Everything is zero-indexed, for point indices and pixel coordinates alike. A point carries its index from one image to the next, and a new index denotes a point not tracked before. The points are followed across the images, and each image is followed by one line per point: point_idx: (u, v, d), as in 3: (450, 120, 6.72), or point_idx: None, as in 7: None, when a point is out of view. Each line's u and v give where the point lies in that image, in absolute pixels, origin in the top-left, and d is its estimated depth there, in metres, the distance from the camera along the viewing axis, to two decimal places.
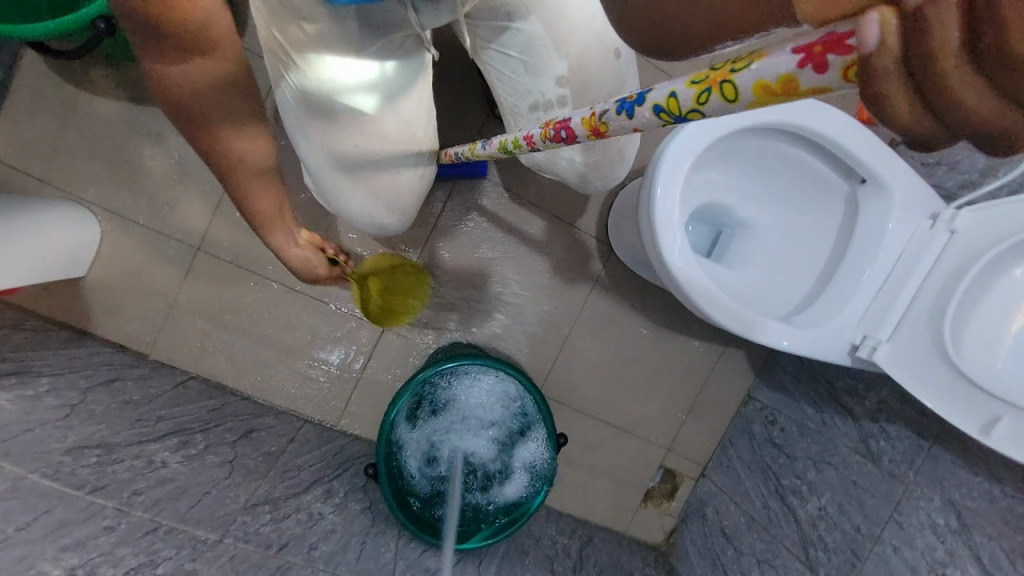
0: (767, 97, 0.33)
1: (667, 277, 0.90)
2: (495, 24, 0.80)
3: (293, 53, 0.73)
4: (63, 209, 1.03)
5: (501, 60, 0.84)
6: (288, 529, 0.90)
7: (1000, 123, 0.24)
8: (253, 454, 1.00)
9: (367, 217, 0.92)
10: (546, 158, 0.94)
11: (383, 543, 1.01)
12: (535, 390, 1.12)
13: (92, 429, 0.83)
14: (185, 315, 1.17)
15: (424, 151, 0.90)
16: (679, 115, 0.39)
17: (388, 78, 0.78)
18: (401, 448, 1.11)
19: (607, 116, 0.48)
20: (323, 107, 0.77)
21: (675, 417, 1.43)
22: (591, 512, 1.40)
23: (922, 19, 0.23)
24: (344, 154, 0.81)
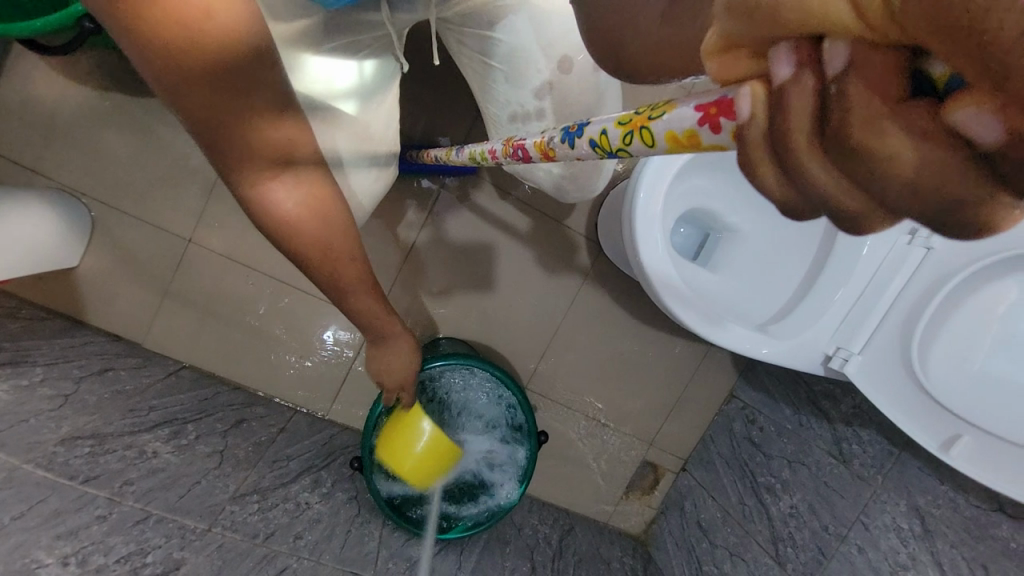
0: (676, 146, 0.35)
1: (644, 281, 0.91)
2: (479, 33, 0.82)
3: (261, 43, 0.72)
4: (52, 198, 1.05)
5: (484, 69, 0.85)
6: (275, 519, 0.93)
7: (851, 204, 0.24)
8: (243, 445, 1.03)
9: None
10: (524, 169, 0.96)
11: (367, 532, 1.05)
12: (519, 390, 1.15)
13: (85, 419, 0.85)
14: (177, 306, 1.19)
15: (384, 155, 0.86)
16: (610, 151, 0.42)
17: (365, 81, 0.80)
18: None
19: (552, 145, 0.51)
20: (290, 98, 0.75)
21: (659, 412, 1.46)
22: (575, 502, 1.44)
23: (785, 96, 0.23)
24: None
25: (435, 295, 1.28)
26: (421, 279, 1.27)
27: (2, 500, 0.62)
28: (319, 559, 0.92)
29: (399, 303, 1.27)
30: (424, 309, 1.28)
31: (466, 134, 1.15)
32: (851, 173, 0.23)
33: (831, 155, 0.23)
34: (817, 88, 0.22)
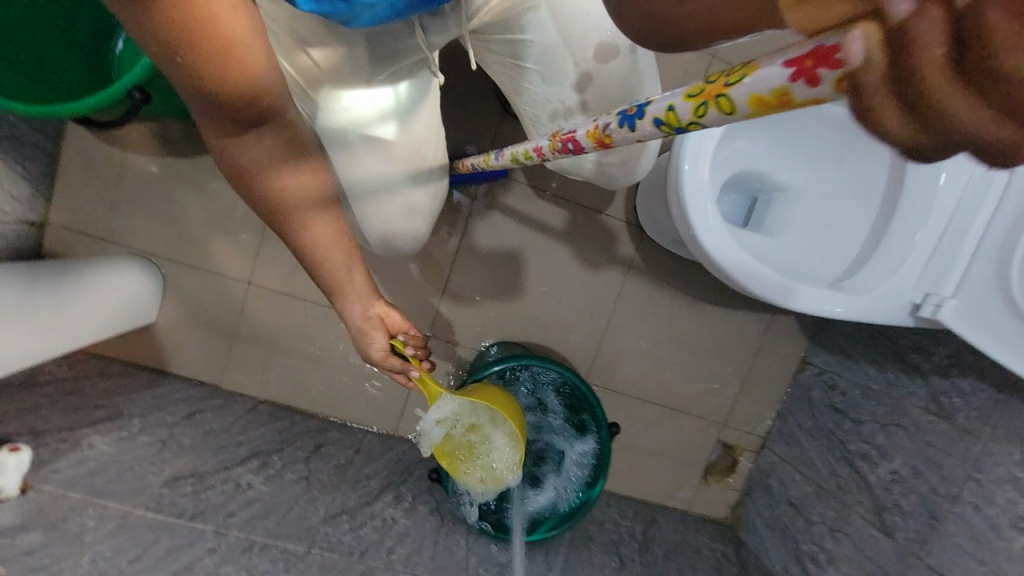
0: (762, 108, 0.34)
1: (698, 251, 0.88)
2: (508, 37, 0.81)
3: (308, 87, 0.76)
4: (128, 262, 1.13)
5: (517, 72, 0.85)
6: (366, 536, 0.96)
7: (996, 134, 0.23)
8: (325, 468, 1.06)
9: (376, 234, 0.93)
10: (572, 164, 0.96)
11: (455, 541, 1.05)
12: (582, 385, 1.13)
13: (183, 460, 0.91)
14: (246, 345, 1.25)
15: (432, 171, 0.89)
16: (679, 127, 0.40)
17: (402, 102, 0.81)
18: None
19: (609, 129, 0.49)
20: (337, 134, 0.80)
21: (728, 390, 1.40)
22: (653, 492, 1.41)
23: (909, 32, 0.22)
24: (358, 177, 0.84)
25: (483, 302, 1.29)
26: (469, 287, 1.28)
27: (118, 548, 0.73)
28: (413, 570, 0.93)
29: (451, 314, 1.29)
30: (475, 316, 1.29)
31: (494, 138, 1.16)
32: (994, 101, 0.22)
33: (974, 87, 0.22)
34: (944, 19, 0.21)
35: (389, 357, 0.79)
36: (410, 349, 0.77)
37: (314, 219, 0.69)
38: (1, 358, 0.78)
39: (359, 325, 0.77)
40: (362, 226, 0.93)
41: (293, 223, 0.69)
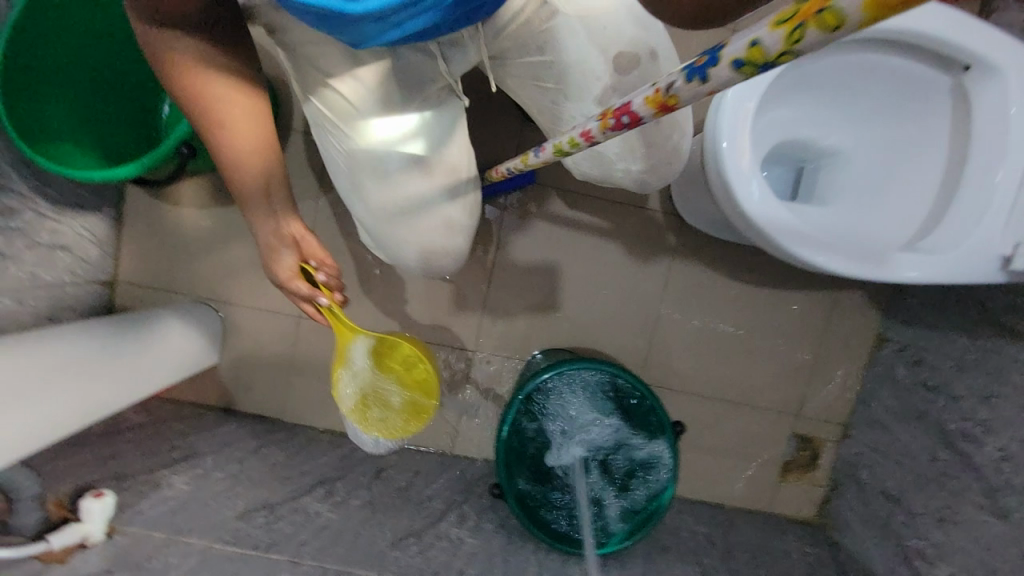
0: (885, 10, 0.29)
1: (745, 223, 0.83)
2: (527, 61, 0.80)
3: (340, 122, 0.76)
4: (188, 308, 1.20)
5: (539, 93, 0.83)
6: (435, 557, 0.92)
7: None
8: (388, 492, 1.06)
9: (417, 260, 0.89)
10: (599, 171, 0.93)
11: (523, 559, 0.97)
12: (641, 384, 1.06)
13: (256, 491, 0.96)
14: (302, 377, 1.29)
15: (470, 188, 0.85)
16: (767, 63, 0.35)
17: (431, 123, 0.79)
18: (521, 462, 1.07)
19: (674, 89, 0.43)
20: (376, 163, 0.78)
21: (798, 378, 1.30)
22: (727, 495, 1.32)
23: None
24: (393, 202, 0.81)
25: (526, 310, 1.27)
26: (511, 298, 1.27)
27: None
28: None
29: (495, 327, 1.27)
30: (520, 326, 1.27)
31: (519, 146, 1.16)
32: None
33: None
34: None
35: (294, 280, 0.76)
36: (322, 276, 0.76)
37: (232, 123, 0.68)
38: (86, 405, 0.84)
39: (267, 240, 0.75)
40: (401, 253, 0.88)
41: (208, 121, 0.67)
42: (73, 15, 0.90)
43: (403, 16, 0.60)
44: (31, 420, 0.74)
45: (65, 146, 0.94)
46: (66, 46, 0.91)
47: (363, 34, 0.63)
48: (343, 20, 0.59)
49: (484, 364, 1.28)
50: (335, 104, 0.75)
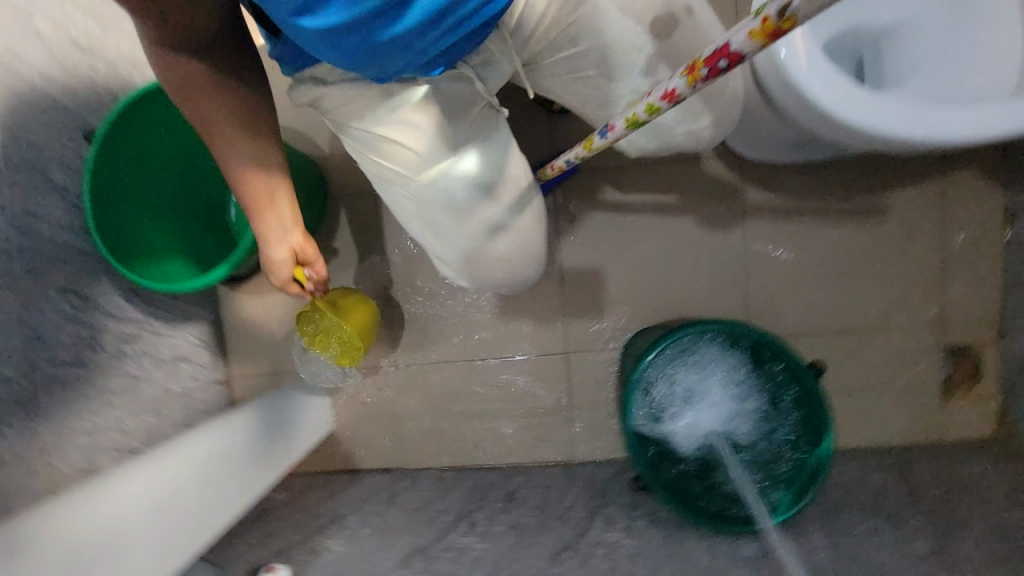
0: None
1: (824, 123, 0.76)
2: (561, 56, 0.76)
3: (403, 168, 0.77)
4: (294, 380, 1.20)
5: (580, 84, 0.79)
6: (597, 565, 0.91)
7: None
8: (528, 511, 1.05)
9: (501, 275, 0.89)
10: (657, 141, 0.89)
11: (690, 548, 0.90)
12: (758, 333, 0.93)
13: (404, 538, 1.00)
14: (408, 421, 1.27)
15: (533, 193, 0.85)
16: None
17: (484, 142, 0.78)
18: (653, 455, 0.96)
19: (791, 10, 0.42)
20: (443, 196, 0.78)
21: (923, 286, 1.16)
22: (885, 434, 1.17)
23: None
24: (469, 227, 0.81)
25: (608, 296, 1.21)
26: (589, 288, 1.22)
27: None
28: None
29: (582, 321, 1.22)
30: (607, 314, 1.22)
31: (553, 143, 1.15)
32: None
33: None
34: None
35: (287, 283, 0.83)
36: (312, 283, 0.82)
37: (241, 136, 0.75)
38: (239, 489, 0.90)
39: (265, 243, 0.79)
40: (488, 274, 0.88)
41: (219, 135, 0.74)
42: (146, 148, 1.01)
43: (426, 39, 0.61)
44: (174, 491, 0.81)
45: (165, 265, 1.04)
46: (147, 176, 1.02)
47: (389, 67, 0.65)
48: (372, 53, 0.61)
49: (580, 363, 1.23)
50: (393, 153, 0.76)
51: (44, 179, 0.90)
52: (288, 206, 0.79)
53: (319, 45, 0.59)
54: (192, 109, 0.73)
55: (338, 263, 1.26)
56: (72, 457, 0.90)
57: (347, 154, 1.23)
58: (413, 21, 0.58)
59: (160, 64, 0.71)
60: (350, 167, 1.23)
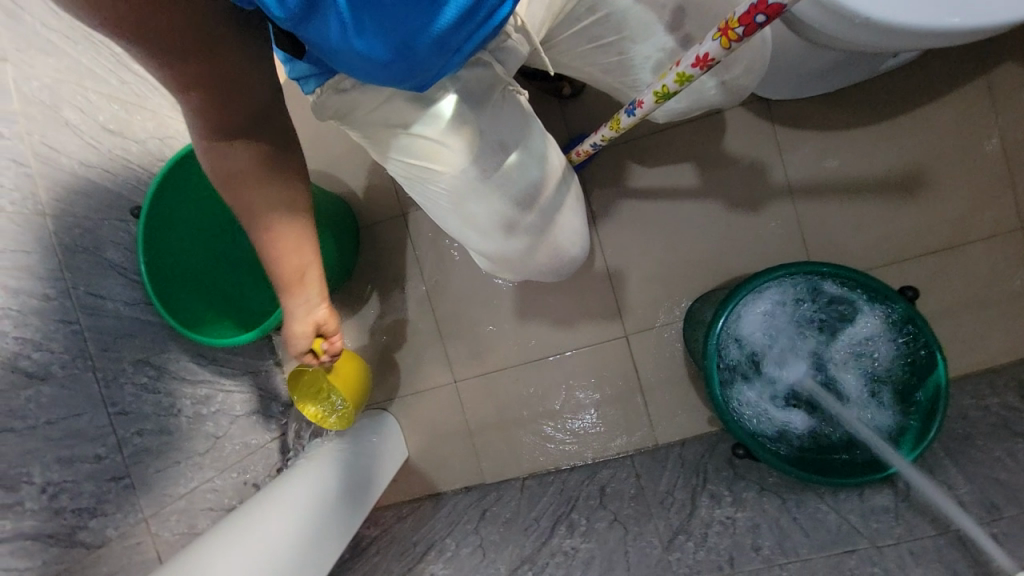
0: None
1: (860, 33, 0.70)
2: (578, 28, 0.74)
3: (427, 163, 0.74)
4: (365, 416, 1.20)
5: (599, 53, 0.77)
6: (719, 544, 0.82)
7: None
8: (625, 503, 1.00)
9: (548, 258, 0.86)
10: (687, 100, 0.86)
11: (814, 509, 0.84)
12: (836, 270, 0.85)
13: (508, 550, 0.96)
14: (481, 436, 1.25)
15: (562, 172, 0.81)
16: None
17: (507, 125, 0.74)
18: (752, 422, 0.91)
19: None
20: (477, 187, 0.75)
21: (995, 190, 1.08)
22: (987, 353, 1.09)
23: None
24: (507, 216, 0.78)
25: (657, 269, 1.17)
26: (636, 265, 1.18)
27: None
28: (802, 554, 0.75)
29: (635, 300, 1.18)
30: (659, 287, 1.18)
31: (569, 127, 1.13)
32: None
33: None
34: None
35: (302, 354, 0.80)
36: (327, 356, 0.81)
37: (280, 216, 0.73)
38: (326, 541, 0.88)
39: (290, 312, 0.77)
40: (537, 263, 0.86)
41: (255, 216, 0.71)
42: (185, 211, 1.03)
43: (464, 34, 0.60)
44: (271, 546, 0.79)
45: (221, 324, 1.07)
46: (191, 238, 1.05)
47: (433, 73, 0.64)
48: (417, 65, 0.61)
49: (642, 343, 1.19)
50: (423, 156, 0.74)
51: (102, 260, 0.93)
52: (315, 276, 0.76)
53: (365, 68, 0.60)
54: (233, 198, 0.71)
55: (381, 291, 1.26)
56: (172, 524, 0.91)
57: (369, 182, 1.24)
58: (449, 19, 0.57)
59: (209, 157, 0.70)
60: (374, 195, 1.24)
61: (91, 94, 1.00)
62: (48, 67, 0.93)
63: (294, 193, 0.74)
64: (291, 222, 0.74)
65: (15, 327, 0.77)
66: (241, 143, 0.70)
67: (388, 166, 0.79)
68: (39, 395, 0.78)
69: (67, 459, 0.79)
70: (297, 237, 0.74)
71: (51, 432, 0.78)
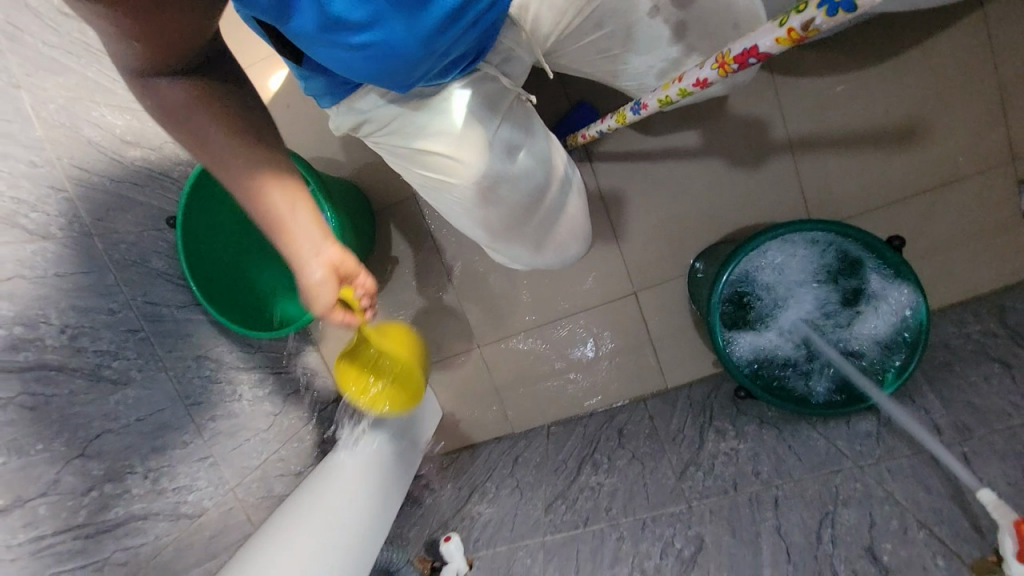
0: None
1: None
2: (587, 40, 0.77)
3: (441, 177, 0.77)
4: None
5: (608, 62, 0.81)
6: (724, 471, 0.95)
7: None
8: (641, 441, 1.13)
9: (560, 251, 0.90)
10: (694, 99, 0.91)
11: (807, 436, 0.96)
12: (828, 225, 0.92)
13: (542, 489, 1.11)
14: (507, 392, 1.37)
15: (568, 170, 0.85)
16: None
17: (516, 132, 0.77)
18: (748, 359, 1.03)
19: (816, 26, 0.42)
20: (491, 197, 0.78)
21: (988, 126, 1.10)
22: (974, 283, 1.16)
23: None
24: (520, 218, 0.81)
25: (660, 228, 1.23)
26: (642, 226, 1.24)
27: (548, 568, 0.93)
28: (795, 477, 0.88)
29: (641, 259, 1.26)
30: (664, 245, 1.24)
31: (568, 97, 1.14)
32: None
33: None
34: None
35: (335, 311, 0.73)
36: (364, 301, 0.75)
37: (244, 148, 0.70)
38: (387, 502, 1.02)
39: (304, 273, 0.71)
40: (549, 256, 0.91)
41: (212, 146, 0.70)
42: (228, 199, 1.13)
43: (448, 37, 0.62)
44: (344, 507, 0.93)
45: (272, 300, 1.19)
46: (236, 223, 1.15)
47: (420, 74, 0.66)
48: (404, 64, 0.62)
49: (650, 298, 1.27)
50: (432, 162, 0.76)
51: (149, 270, 1.01)
52: (314, 220, 0.72)
53: (341, 55, 0.60)
54: (182, 130, 0.69)
55: (400, 269, 1.33)
56: (254, 490, 1.06)
57: (378, 166, 1.28)
58: (433, 20, 0.59)
59: (147, 97, 0.68)
60: (384, 178, 1.28)
61: (103, 108, 1.03)
62: (59, 87, 0.96)
63: (240, 119, 0.71)
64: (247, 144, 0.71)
65: (91, 342, 0.87)
66: (174, 75, 0.68)
67: (402, 173, 0.81)
68: (125, 397, 0.89)
69: (159, 448, 0.92)
70: (259, 163, 0.71)
71: (142, 427, 0.90)
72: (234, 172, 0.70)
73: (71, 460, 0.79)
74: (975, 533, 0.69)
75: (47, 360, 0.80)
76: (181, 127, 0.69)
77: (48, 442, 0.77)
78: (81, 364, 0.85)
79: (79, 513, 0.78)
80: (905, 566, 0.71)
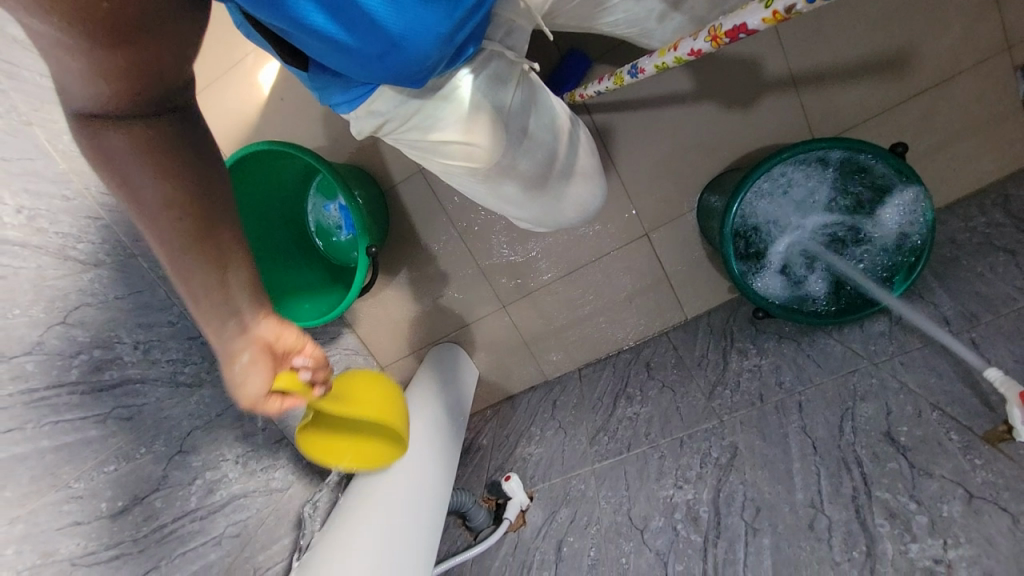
0: None
1: None
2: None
3: (461, 163, 0.81)
4: (445, 345, 1.43)
5: (605, 15, 0.83)
6: (749, 386, 1.04)
7: None
8: (669, 371, 1.22)
9: (577, 209, 0.95)
10: None
11: (823, 344, 1.03)
12: (832, 142, 0.95)
13: (583, 425, 1.21)
14: (537, 344, 1.46)
15: (574, 130, 0.88)
16: None
17: (524, 104, 0.80)
18: (770, 291, 1.08)
19: (798, 9, 0.51)
20: (509, 172, 0.82)
21: (991, 12, 1.07)
22: (979, 176, 1.18)
23: None
24: (538, 185, 0.86)
25: (665, 167, 1.25)
26: (647, 166, 1.26)
27: (601, 490, 1.04)
28: (815, 382, 0.96)
29: (650, 200, 1.29)
30: (670, 183, 1.27)
31: (560, 46, 1.13)
32: None
33: None
34: None
35: (270, 399, 0.67)
36: (304, 374, 0.69)
37: (181, 209, 0.62)
38: (448, 457, 1.13)
39: (231, 359, 0.65)
40: (568, 217, 0.96)
41: (141, 200, 0.61)
42: (245, 196, 1.20)
43: (456, 26, 0.64)
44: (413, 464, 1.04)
45: (301, 294, 1.28)
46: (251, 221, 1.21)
47: (432, 67, 0.68)
48: (413, 60, 0.64)
49: (662, 237, 1.32)
50: (456, 150, 0.79)
51: None
52: (251, 298, 0.67)
53: (358, 62, 0.63)
54: (113, 177, 0.61)
55: (417, 243, 1.37)
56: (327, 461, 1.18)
57: (380, 146, 1.30)
58: (441, 11, 0.61)
59: (81, 133, 0.60)
60: (387, 157, 1.30)
61: None
62: (69, 117, 0.98)
63: (185, 176, 0.63)
64: (183, 213, 0.62)
65: (162, 353, 0.96)
66: (122, 121, 0.60)
67: (428, 166, 0.85)
68: (203, 397, 0.99)
69: (240, 436, 1.02)
70: (207, 234, 0.64)
71: (222, 421, 1.00)
72: (159, 233, 0.62)
73: (173, 457, 0.90)
74: (982, 409, 0.77)
75: (130, 375, 0.89)
76: (111, 171, 0.60)
77: (149, 444, 0.87)
78: (159, 374, 0.94)
79: (190, 499, 0.89)
80: (921, 443, 0.79)
